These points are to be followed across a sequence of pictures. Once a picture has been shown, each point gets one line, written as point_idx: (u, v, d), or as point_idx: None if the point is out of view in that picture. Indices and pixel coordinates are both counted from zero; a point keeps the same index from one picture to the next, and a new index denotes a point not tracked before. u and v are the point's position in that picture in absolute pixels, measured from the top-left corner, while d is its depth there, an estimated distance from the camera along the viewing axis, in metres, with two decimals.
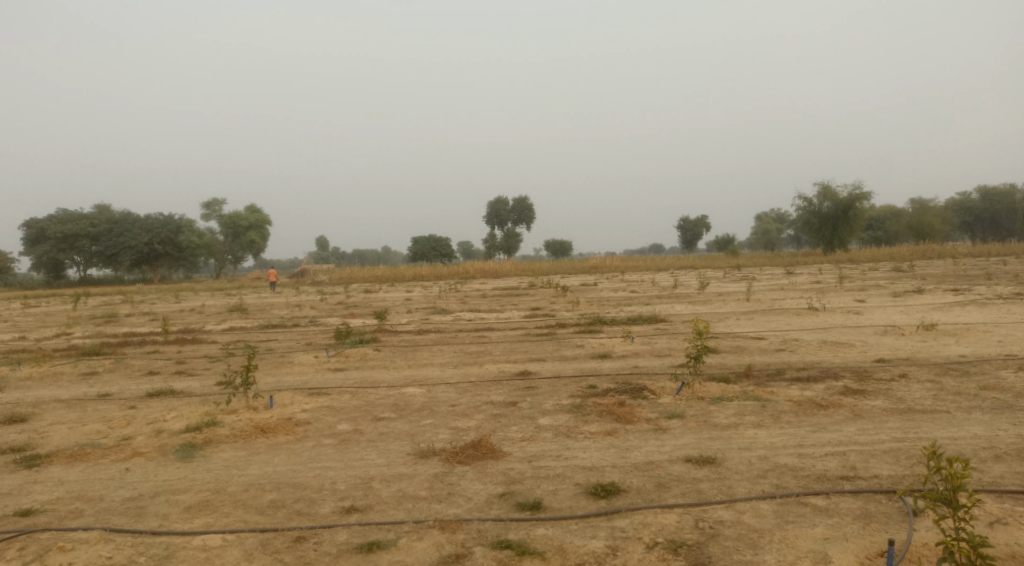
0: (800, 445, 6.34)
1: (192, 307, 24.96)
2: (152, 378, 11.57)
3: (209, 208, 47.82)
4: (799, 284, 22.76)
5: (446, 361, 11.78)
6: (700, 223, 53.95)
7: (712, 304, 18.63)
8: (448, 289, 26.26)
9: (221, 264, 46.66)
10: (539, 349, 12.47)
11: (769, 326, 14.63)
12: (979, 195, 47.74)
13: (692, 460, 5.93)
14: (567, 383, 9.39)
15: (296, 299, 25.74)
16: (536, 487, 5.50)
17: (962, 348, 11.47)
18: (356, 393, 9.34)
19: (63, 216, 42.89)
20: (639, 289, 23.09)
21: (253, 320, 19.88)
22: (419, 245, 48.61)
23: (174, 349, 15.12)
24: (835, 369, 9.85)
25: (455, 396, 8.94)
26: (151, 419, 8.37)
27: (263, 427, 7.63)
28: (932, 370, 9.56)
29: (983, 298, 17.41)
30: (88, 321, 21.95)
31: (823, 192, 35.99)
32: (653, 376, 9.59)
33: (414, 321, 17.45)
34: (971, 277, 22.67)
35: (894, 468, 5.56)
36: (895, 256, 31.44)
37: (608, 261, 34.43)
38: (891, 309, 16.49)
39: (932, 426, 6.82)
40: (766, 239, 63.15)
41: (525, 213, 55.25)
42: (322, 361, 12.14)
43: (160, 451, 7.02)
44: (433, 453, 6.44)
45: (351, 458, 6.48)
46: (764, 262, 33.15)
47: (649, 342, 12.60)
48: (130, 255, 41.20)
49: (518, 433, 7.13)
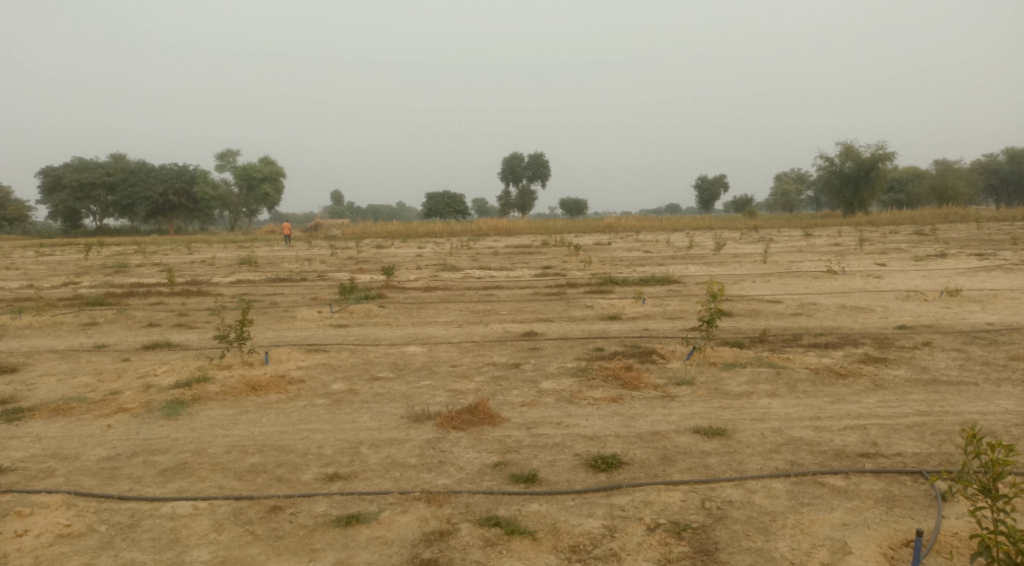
0: (816, 417, 5.95)
1: (202, 258, 24.75)
2: (151, 330, 11.33)
3: (224, 159, 47.45)
4: (818, 246, 22.12)
5: (451, 319, 11.43)
6: (718, 182, 52.92)
7: (727, 265, 18.14)
8: (460, 246, 25.83)
9: (235, 217, 46.42)
10: (547, 309, 12.11)
11: (786, 289, 14.17)
12: (1006, 157, 46.30)
13: (700, 432, 5.56)
14: (572, 345, 9.04)
15: (306, 253, 25.45)
16: (532, 457, 5.16)
17: (988, 316, 10.97)
18: (354, 350, 9.02)
19: (79, 165, 42.73)
20: (653, 249, 22.56)
21: (260, 273, 19.64)
22: (433, 202, 48.18)
23: (179, 301, 14.89)
24: (854, 335, 9.41)
25: (456, 356, 8.62)
26: (142, 373, 8.12)
27: (254, 384, 7.34)
28: (958, 339, 9.09)
29: (1010, 263, 16.74)
30: (97, 271, 21.80)
31: (844, 152, 34.97)
32: (663, 339, 9.20)
33: (422, 277, 17.11)
34: (995, 242, 21.97)
35: (919, 445, 5.16)
36: (917, 219, 30.62)
37: (623, 221, 33.82)
38: (912, 273, 15.91)
39: (959, 399, 6.40)
40: (785, 200, 61.92)
41: (540, 169, 54.42)
42: (325, 317, 11.85)
43: (146, 407, 6.76)
44: (428, 418, 6.12)
45: (342, 420, 6.17)
46: (783, 223, 32.45)
47: (660, 304, 12.19)
48: (145, 205, 41.16)
49: (518, 398, 6.79)
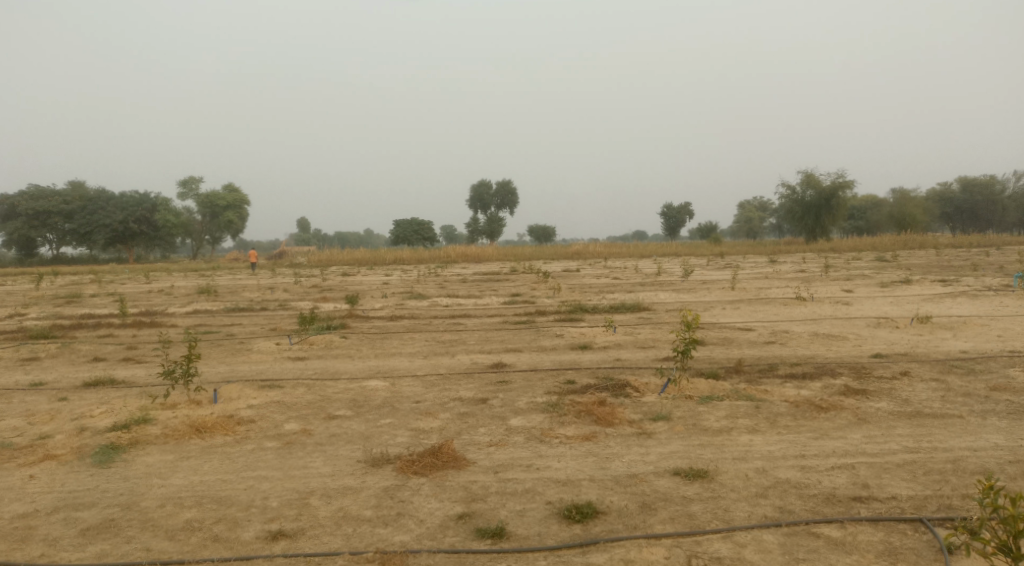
0: (802, 455, 5.60)
1: (161, 288, 23.87)
2: (96, 365, 10.64)
3: (186, 186, 46.43)
4: (784, 273, 22.12)
5: (416, 350, 10.93)
6: (684, 210, 53.35)
7: (697, 292, 17.96)
8: (428, 273, 25.35)
9: (198, 245, 45.35)
10: (516, 339, 11.70)
11: (757, 317, 13.98)
12: (960, 186, 47.56)
13: (681, 474, 5.17)
14: (543, 377, 8.62)
15: (268, 281, 24.70)
16: (500, 507, 4.72)
17: (962, 343, 10.85)
18: (311, 386, 8.48)
19: (35, 192, 41.37)
20: (622, 276, 22.34)
21: (219, 303, 18.92)
22: (401, 229, 47.67)
23: (130, 333, 14.16)
24: (830, 365, 9.14)
25: (421, 391, 8.13)
26: (78, 414, 7.49)
27: (199, 425, 6.78)
28: (936, 368, 8.88)
29: (974, 289, 16.83)
30: (48, 302, 20.84)
31: (805, 180, 35.48)
32: (636, 371, 8.84)
33: (388, 306, 16.59)
34: (956, 267, 22.24)
35: (913, 487, 4.83)
36: (878, 246, 31.04)
37: (591, 247, 33.66)
38: (880, 300, 15.87)
39: (947, 434, 6.12)
40: (749, 227, 62.71)
41: (508, 197, 54.24)
42: (283, 349, 11.28)
43: (77, 453, 6.16)
44: (387, 462, 5.63)
45: (293, 466, 5.65)
46: (748, 249, 32.63)
47: (632, 332, 11.87)
48: (104, 233, 39.94)
49: (485, 437, 6.33)
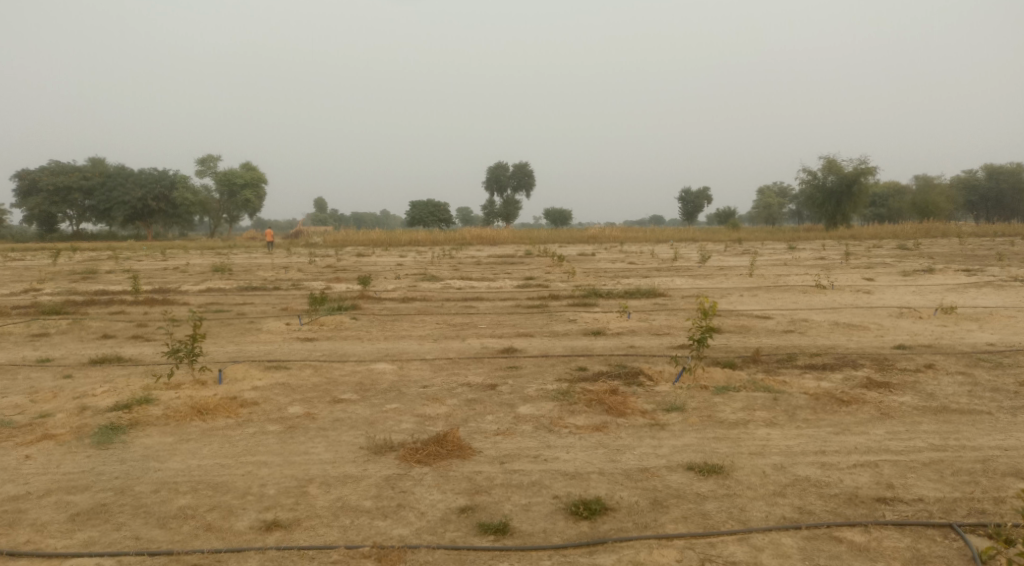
0: (822, 452, 5.34)
1: (176, 265, 23.86)
2: (104, 342, 10.56)
3: (204, 164, 46.48)
4: (804, 260, 21.70)
5: (426, 333, 10.74)
6: (702, 195, 52.68)
7: (714, 278, 17.64)
8: (442, 255, 25.16)
9: (216, 223, 45.45)
10: (528, 323, 11.49)
11: (775, 304, 13.65)
12: (985, 174, 46.57)
13: (695, 469, 4.94)
14: (554, 363, 8.41)
15: (283, 261, 24.62)
16: (505, 500, 4.53)
17: (988, 335, 10.49)
18: (318, 367, 8.33)
19: (55, 168, 41.53)
20: (638, 261, 22.02)
21: (232, 281, 18.84)
22: (417, 210, 47.49)
23: (142, 311, 14.09)
24: (851, 356, 8.84)
25: (429, 375, 7.95)
26: (81, 392, 7.39)
27: (201, 407, 6.64)
28: (962, 361, 8.56)
29: (1000, 280, 16.37)
30: (64, 277, 20.88)
31: (827, 166, 34.81)
32: (650, 359, 8.59)
33: (401, 287, 16.42)
34: (981, 257, 21.70)
35: (940, 489, 4.58)
36: (900, 234, 30.42)
37: (608, 231, 33.27)
38: (903, 289, 15.46)
39: (976, 431, 5.84)
40: (768, 213, 61.96)
41: (525, 179, 53.84)
42: (292, 329, 11.13)
43: (76, 433, 6.05)
44: (391, 449, 5.45)
45: (293, 452, 5.49)
46: (767, 235, 32.15)
47: (646, 318, 11.61)
48: (123, 210, 40.08)
49: (493, 425, 6.13)
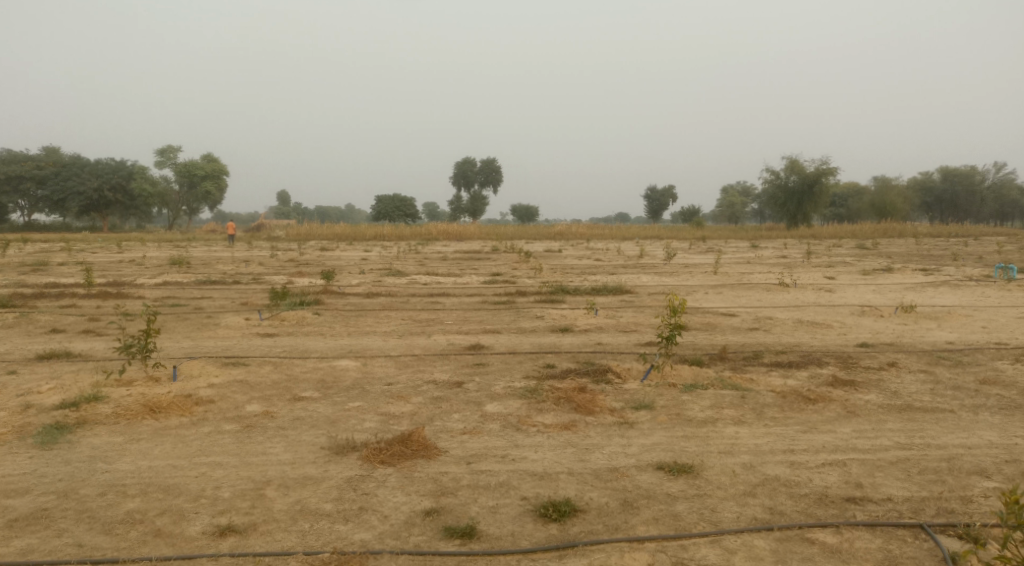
0: (791, 450, 5.31)
1: (132, 258, 23.19)
2: (53, 337, 10.15)
3: (163, 155, 45.35)
4: (767, 258, 21.95)
5: (391, 329, 10.53)
6: (667, 193, 53.12)
7: (679, 275, 17.73)
8: (407, 250, 24.90)
9: (175, 215, 44.38)
10: (495, 319, 11.35)
11: (740, 302, 13.73)
12: (940, 176, 47.77)
13: (664, 469, 4.86)
14: (521, 360, 8.29)
15: (244, 254, 24.08)
16: (471, 501, 4.39)
17: (947, 334, 10.66)
18: (279, 364, 8.08)
19: (6, 156, 40.10)
20: (604, 258, 22.04)
21: (191, 275, 18.34)
22: (382, 205, 47.03)
23: (95, 304, 13.61)
24: (816, 354, 8.89)
25: (393, 373, 7.76)
26: (26, 389, 7.04)
27: (153, 405, 6.37)
28: (923, 359, 8.67)
29: (956, 279, 16.72)
30: (13, 269, 20.13)
31: (789, 166, 35.31)
32: (618, 356, 8.53)
33: (365, 282, 16.15)
34: (936, 257, 22.18)
35: (908, 488, 4.57)
36: (858, 234, 31.00)
37: (574, 228, 33.28)
38: (863, 287, 15.70)
39: (940, 430, 5.88)
40: (731, 212, 62.77)
41: (492, 175, 53.68)
42: (252, 325, 10.83)
43: (19, 433, 5.74)
44: (353, 449, 5.27)
45: (251, 452, 5.27)
46: (730, 234, 32.51)
47: (613, 315, 11.56)
48: (78, 201, 38.89)
49: (458, 424, 5.98)
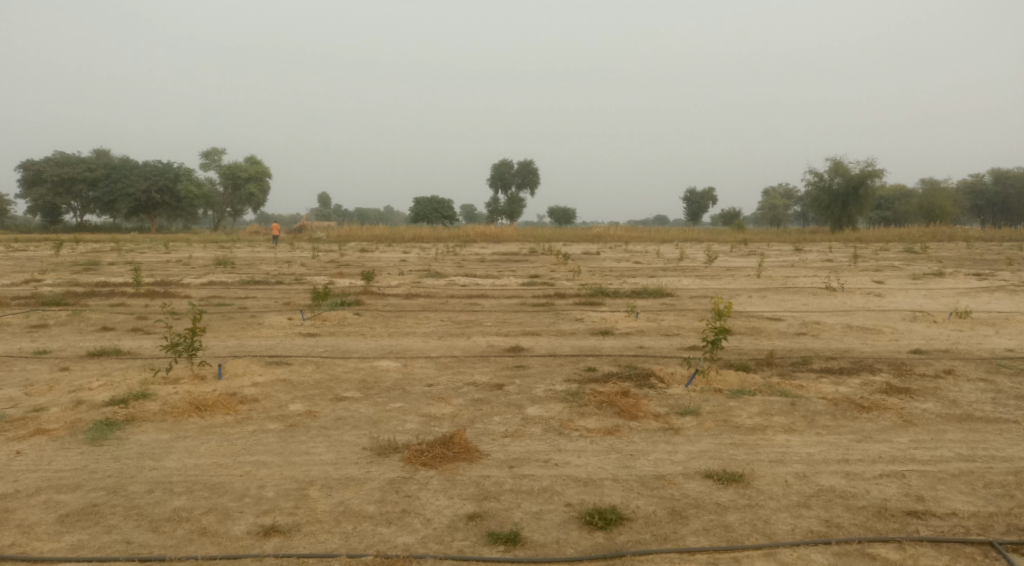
0: (845, 460, 5.12)
1: (178, 258, 23.66)
2: (103, 335, 10.36)
3: (209, 157, 46.32)
4: (811, 261, 21.45)
5: (431, 330, 10.52)
6: (707, 195, 52.41)
7: (721, 278, 17.41)
8: (446, 252, 24.97)
9: (220, 216, 45.26)
10: (535, 321, 11.26)
11: (785, 306, 13.40)
12: (992, 178, 46.23)
13: (713, 477, 4.71)
14: (562, 363, 8.18)
15: (286, 255, 24.41)
16: (515, 506, 4.31)
17: (1005, 341, 10.24)
18: (321, 364, 8.11)
19: (60, 159, 41.37)
20: (644, 260, 21.78)
21: (235, 275, 18.63)
22: (421, 207, 47.31)
23: (142, 303, 13.89)
24: (867, 360, 8.61)
25: (434, 374, 7.73)
26: (76, 385, 7.18)
27: (199, 403, 6.43)
28: (982, 367, 8.32)
29: (1012, 285, 16.09)
30: (66, 268, 20.69)
31: (833, 168, 34.52)
32: (661, 360, 8.37)
33: (404, 284, 16.19)
34: (990, 261, 21.43)
35: (973, 502, 4.36)
36: (906, 237, 30.15)
37: (612, 231, 33.01)
38: (913, 292, 15.20)
39: (1004, 441, 5.61)
40: (772, 215, 61.70)
41: (530, 176, 53.61)
42: (294, 324, 10.91)
43: (70, 429, 5.84)
44: (394, 451, 5.23)
45: (294, 452, 5.27)
46: (772, 237, 31.90)
47: (655, 318, 11.38)
48: (127, 202, 39.92)
49: (500, 427, 5.91)
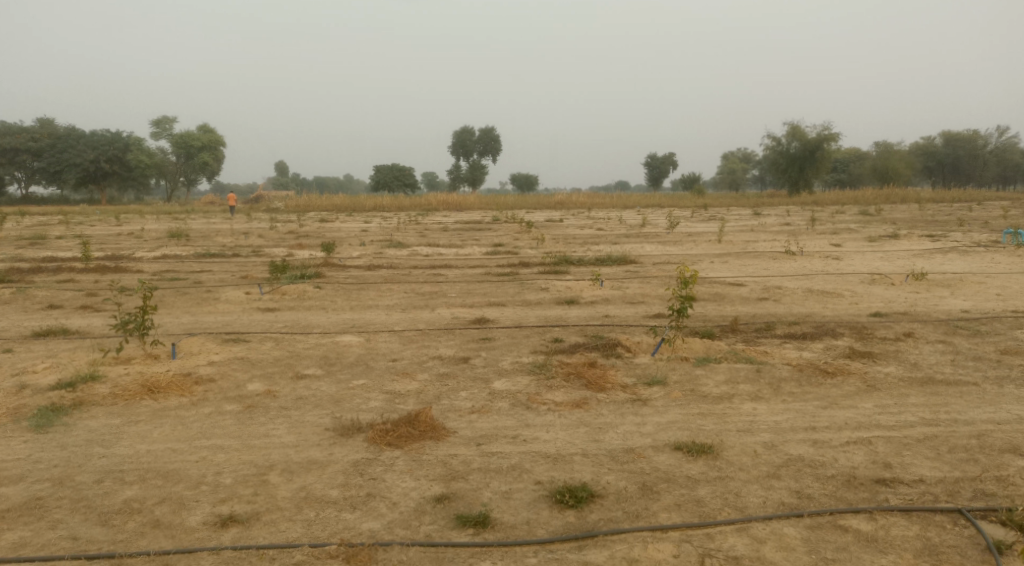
0: (812, 428, 5.12)
1: (130, 230, 22.88)
2: (50, 313, 9.92)
3: (159, 126, 44.74)
4: (771, 225, 21.64)
5: (394, 302, 10.31)
6: (668, 160, 52.52)
7: (683, 244, 17.45)
8: (408, 221, 24.61)
9: (173, 187, 43.88)
10: (499, 291, 11.11)
11: (747, 271, 13.48)
12: (943, 140, 46.99)
13: (683, 449, 4.66)
14: (528, 334, 8.07)
15: (243, 226, 23.74)
16: (484, 486, 4.20)
17: (961, 302, 10.42)
18: (280, 340, 7.87)
19: (1, 128, 39.52)
20: (607, 227, 21.74)
21: (189, 247, 18.06)
22: (381, 175, 46.53)
23: (92, 279, 13.37)
24: (830, 324, 8.67)
25: (397, 348, 7.55)
26: (21, 368, 6.83)
27: (151, 385, 6.17)
28: (940, 329, 8.44)
29: (964, 245, 16.42)
30: (10, 243, 19.83)
31: (790, 131, 34.80)
32: (627, 329, 8.31)
33: (365, 255, 15.87)
34: (942, 222, 21.87)
35: (938, 467, 4.39)
36: (861, 200, 30.63)
37: (575, 197, 32.88)
38: (870, 255, 15.41)
39: (965, 404, 5.68)
40: (732, 179, 62.24)
41: (491, 143, 53.09)
42: (252, 299, 10.59)
43: (13, 415, 5.54)
44: (358, 431, 5.07)
45: (252, 435, 5.07)
46: (732, 201, 32.12)
47: (620, 286, 11.33)
48: (74, 173, 38.44)
49: (467, 403, 5.78)
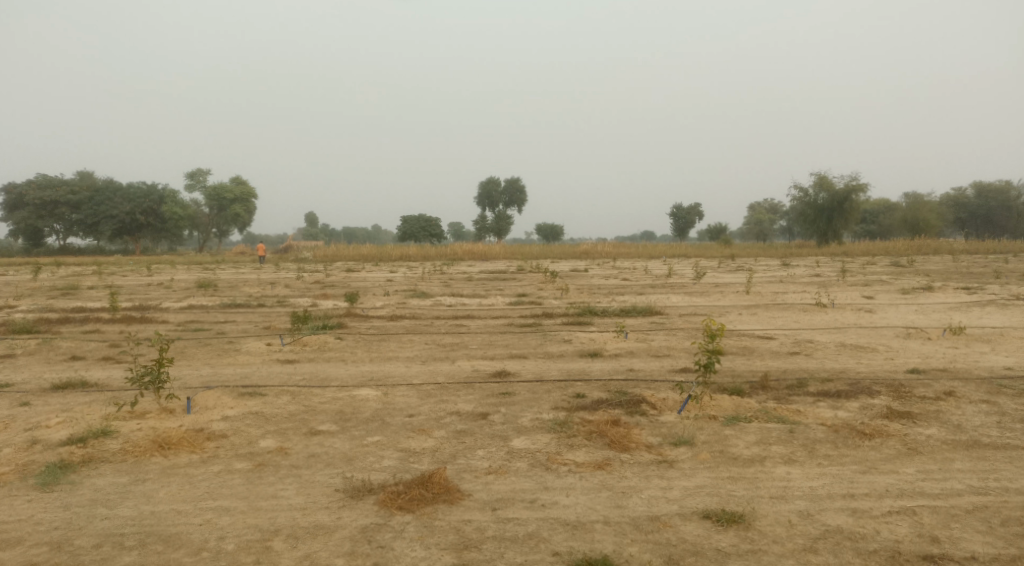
0: (851, 496, 4.79)
1: (160, 280, 23.18)
2: (72, 365, 9.91)
3: (193, 178, 45.82)
4: (800, 277, 21.27)
5: (414, 355, 10.14)
6: (694, 211, 52.42)
7: (710, 295, 17.16)
8: (433, 270, 24.64)
9: (205, 237, 44.69)
10: (522, 343, 10.90)
11: (777, 324, 13.12)
12: (974, 191, 46.36)
13: (712, 518, 4.37)
14: (550, 389, 7.83)
15: (270, 277, 23.93)
16: (497, 557, 3.96)
17: (1002, 358, 9.97)
18: (296, 394, 7.72)
19: (42, 182, 40.75)
20: (632, 277, 21.54)
21: (215, 298, 18.18)
22: (408, 225, 46.99)
23: (117, 329, 13.43)
24: (865, 381, 8.30)
25: (415, 403, 7.35)
26: (36, 422, 6.75)
27: (163, 440, 6.03)
28: (983, 387, 8.03)
29: (1003, 298, 15.91)
30: (43, 294, 20.13)
31: (818, 182, 34.58)
32: (652, 384, 8.03)
33: (389, 305, 15.80)
34: (977, 274, 21.34)
35: (992, 545, 4.05)
36: (892, 251, 30.10)
37: (600, 247, 32.80)
38: (904, 307, 14.98)
39: (1016, 471, 5.30)
40: (759, 229, 61.88)
41: (517, 194, 53.55)
42: (273, 351, 10.50)
43: (21, 472, 5.43)
44: (369, 493, 4.86)
45: (260, 495, 4.88)
46: (760, 252, 31.75)
47: (645, 338, 11.07)
48: (110, 224, 39.36)
49: (484, 463, 5.54)
